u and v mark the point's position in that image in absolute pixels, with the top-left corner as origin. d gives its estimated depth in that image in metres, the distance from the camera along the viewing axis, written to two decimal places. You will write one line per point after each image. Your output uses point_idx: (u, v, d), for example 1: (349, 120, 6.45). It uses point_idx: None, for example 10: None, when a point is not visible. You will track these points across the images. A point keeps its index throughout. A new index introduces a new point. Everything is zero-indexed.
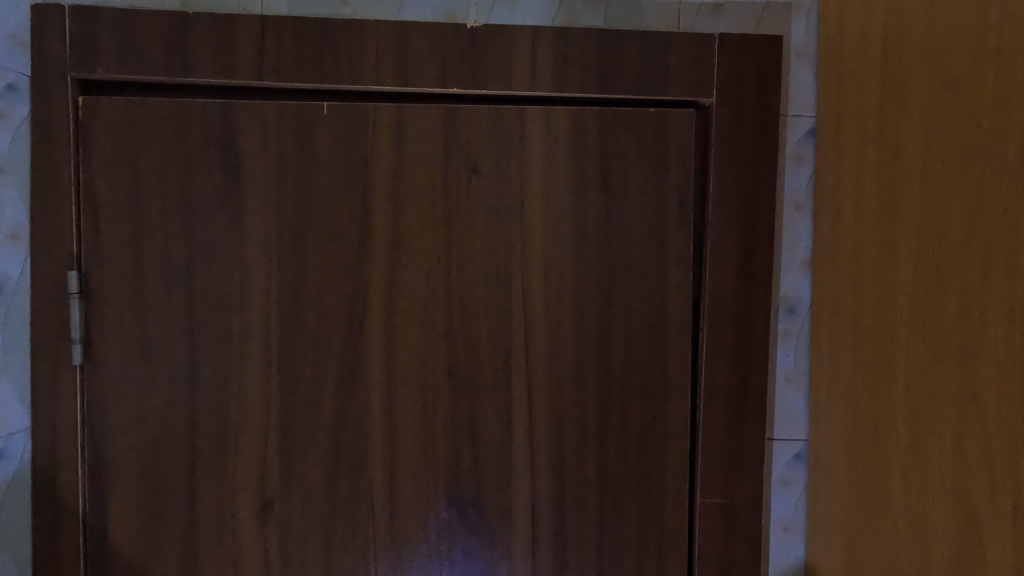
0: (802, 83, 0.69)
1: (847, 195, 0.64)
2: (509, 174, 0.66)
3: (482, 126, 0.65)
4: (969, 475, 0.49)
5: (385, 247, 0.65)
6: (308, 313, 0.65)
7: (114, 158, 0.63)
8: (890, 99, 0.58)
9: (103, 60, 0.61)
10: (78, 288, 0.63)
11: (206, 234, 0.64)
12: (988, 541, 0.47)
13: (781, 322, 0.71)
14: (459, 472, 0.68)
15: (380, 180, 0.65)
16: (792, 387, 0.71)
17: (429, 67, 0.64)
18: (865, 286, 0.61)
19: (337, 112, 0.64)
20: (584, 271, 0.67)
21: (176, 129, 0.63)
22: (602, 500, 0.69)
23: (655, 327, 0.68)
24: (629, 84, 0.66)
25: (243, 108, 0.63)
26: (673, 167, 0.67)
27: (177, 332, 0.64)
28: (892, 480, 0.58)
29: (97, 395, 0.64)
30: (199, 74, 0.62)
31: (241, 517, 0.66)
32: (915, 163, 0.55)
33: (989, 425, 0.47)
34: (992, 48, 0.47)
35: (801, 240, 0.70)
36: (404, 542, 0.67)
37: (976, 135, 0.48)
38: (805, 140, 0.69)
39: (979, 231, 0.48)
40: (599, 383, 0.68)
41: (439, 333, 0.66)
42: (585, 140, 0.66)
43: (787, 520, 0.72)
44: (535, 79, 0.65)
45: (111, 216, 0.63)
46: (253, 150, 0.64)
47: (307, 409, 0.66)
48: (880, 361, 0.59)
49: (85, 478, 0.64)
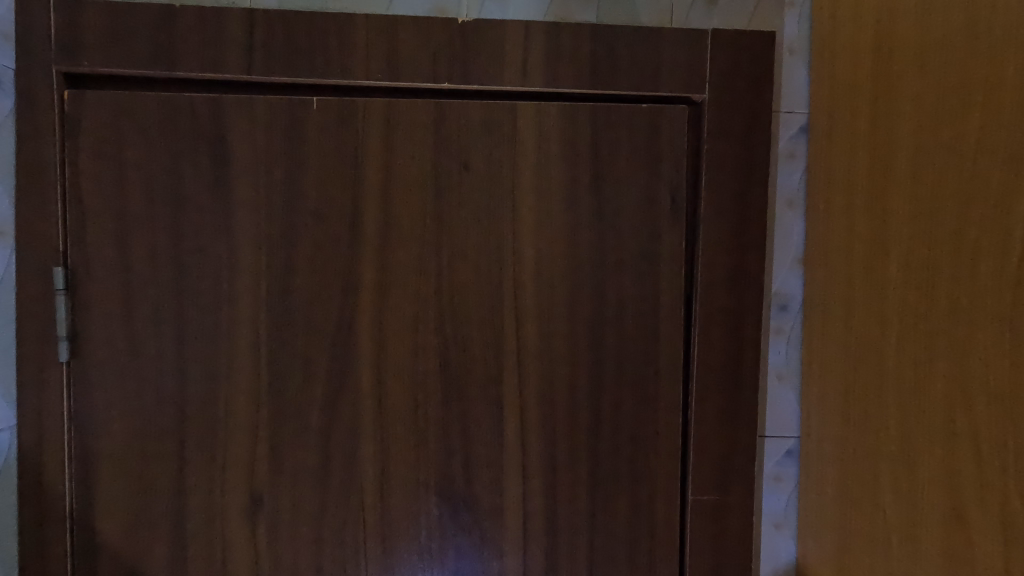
0: (793, 81, 0.69)
1: (839, 191, 0.64)
2: (500, 170, 0.65)
3: (474, 122, 0.65)
4: (958, 472, 0.49)
5: (376, 243, 0.65)
6: (299, 309, 0.65)
7: (100, 154, 0.62)
8: (882, 96, 0.57)
9: (89, 53, 0.61)
10: (65, 284, 0.62)
11: (194, 230, 0.63)
12: (977, 535, 0.47)
13: (773, 320, 0.71)
14: (451, 469, 0.67)
15: (371, 175, 0.64)
16: (784, 384, 0.71)
17: (420, 62, 0.64)
18: (857, 282, 0.61)
19: (327, 107, 0.63)
20: (576, 267, 0.67)
21: (164, 124, 0.62)
22: (594, 496, 0.69)
23: (648, 323, 0.68)
24: (622, 80, 0.65)
25: (232, 103, 0.63)
26: (666, 163, 0.66)
27: (165, 330, 0.64)
28: (883, 475, 0.58)
29: (84, 392, 0.63)
30: (188, 67, 0.61)
31: (231, 516, 0.65)
32: (907, 161, 0.55)
33: (979, 419, 0.47)
34: (984, 46, 0.47)
35: (793, 238, 0.70)
36: (395, 540, 0.67)
37: (966, 131, 0.48)
38: (798, 137, 0.69)
39: (969, 229, 0.48)
40: (592, 380, 0.67)
41: (430, 332, 0.66)
42: (577, 137, 0.66)
43: (778, 516, 0.72)
44: (527, 75, 0.65)
45: (98, 211, 0.62)
46: (243, 145, 0.63)
47: (297, 407, 0.65)
48: (872, 357, 0.59)
49: (72, 477, 0.64)
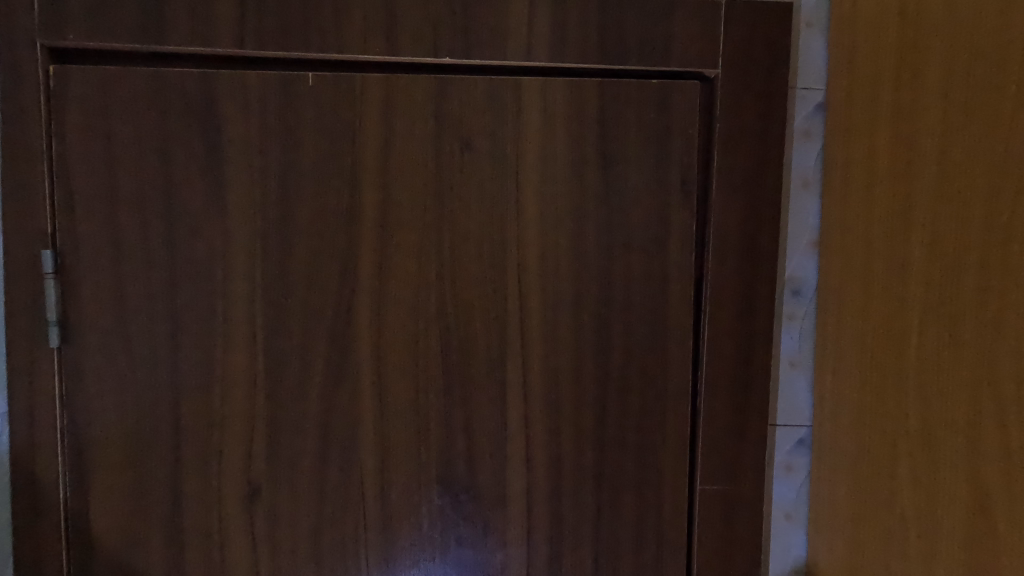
0: (810, 56, 0.66)
1: (859, 170, 0.61)
2: (504, 150, 0.63)
3: (476, 98, 0.62)
4: (984, 465, 0.47)
5: (376, 225, 0.63)
6: (296, 293, 0.63)
7: (88, 132, 0.59)
8: (908, 70, 0.55)
9: (74, 26, 0.58)
10: (53, 268, 0.60)
11: (187, 213, 0.61)
12: (1003, 526, 0.45)
13: (786, 305, 0.69)
14: (453, 457, 0.66)
15: (370, 155, 0.62)
16: (796, 371, 0.69)
17: (419, 36, 0.61)
18: (876, 265, 0.59)
19: (323, 83, 0.61)
20: (582, 250, 0.64)
21: (154, 101, 0.60)
22: (600, 485, 0.67)
23: (656, 308, 0.65)
24: (631, 55, 0.63)
25: (224, 78, 0.60)
26: (677, 142, 0.64)
27: (158, 315, 0.62)
28: (901, 464, 0.56)
29: (75, 378, 0.62)
30: (178, 41, 0.59)
31: (228, 505, 0.64)
32: (933, 138, 0.52)
33: (1008, 406, 0.45)
34: (1019, 13, 0.44)
35: (808, 220, 0.68)
36: (396, 530, 0.66)
37: (1000, 103, 0.45)
38: (815, 114, 0.67)
39: (1001, 208, 0.45)
40: (598, 365, 0.65)
41: (431, 318, 0.64)
42: (584, 115, 0.63)
43: (789, 506, 0.71)
44: (532, 49, 0.62)
45: (86, 193, 0.60)
46: (236, 123, 0.61)
47: (295, 394, 0.63)
48: (891, 343, 0.57)
49: (65, 466, 0.62)
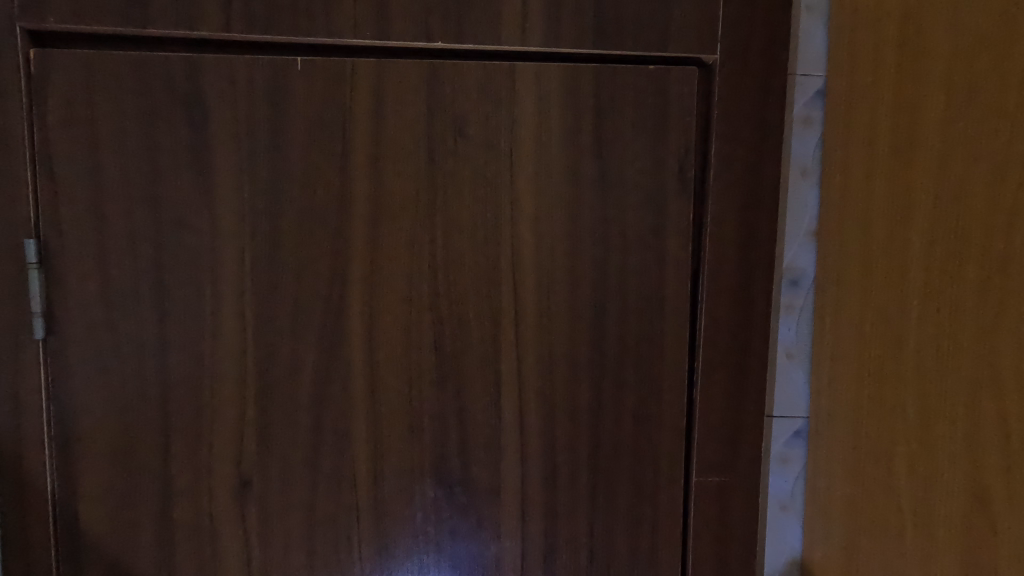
0: (810, 42, 0.65)
1: (859, 159, 0.60)
2: (498, 137, 0.62)
3: (470, 84, 0.61)
4: (983, 458, 0.46)
5: (366, 214, 0.61)
6: (285, 283, 0.61)
7: (70, 119, 0.58)
8: (910, 55, 0.53)
9: (55, 9, 0.57)
10: (37, 258, 0.59)
11: (173, 202, 0.60)
12: (1001, 520, 0.44)
13: (784, 295, 0.68)
14: (446, 449, 0.65)
15: (360, 142, 0.61)
16: (794, 362, 0.68)
17: (410, 20, 0.59)
18: (875, 256, 0.58)
19: (312, 68, 0.60)
20: (577, 240, 0.63)
21: (138, 86, 0.58)
22: (595, 477, 0.66)
23: (652, 299, 0.65)
24: (627, 40, 0.61)
25: (210, 63, 0.59)
26: (674, 129, 0.63)
27: (145, 305, 0.60)
28: (899, 455, 0.55)
29: (61, 370, 0.60)
30: (162, 24, 0.58)
31: (218, 498, 0.63)
32: (935, 126, 0.51)
33: (1008, 399, 0.44)
34: None
35: (807, 209, 0.67)
36: (389, 523, 0.65)
37: (1005, 91, 0.44)
38: (814, 102, 0.66)
39: (1004, 197, 0.44)
40: (592, 356, 0.65)
41: (424, 308, 0.63)
42: (579, 102, 0.62)
43: (784, 498, 0.70)
44: (526, 34, 0.61)
45: (70, 181, 0.59)
46: (222, 109, 0.59)
47: (285, 386, 0.62)
48: (891, 334, 0.56)
49: (51, 458, 0.61)
